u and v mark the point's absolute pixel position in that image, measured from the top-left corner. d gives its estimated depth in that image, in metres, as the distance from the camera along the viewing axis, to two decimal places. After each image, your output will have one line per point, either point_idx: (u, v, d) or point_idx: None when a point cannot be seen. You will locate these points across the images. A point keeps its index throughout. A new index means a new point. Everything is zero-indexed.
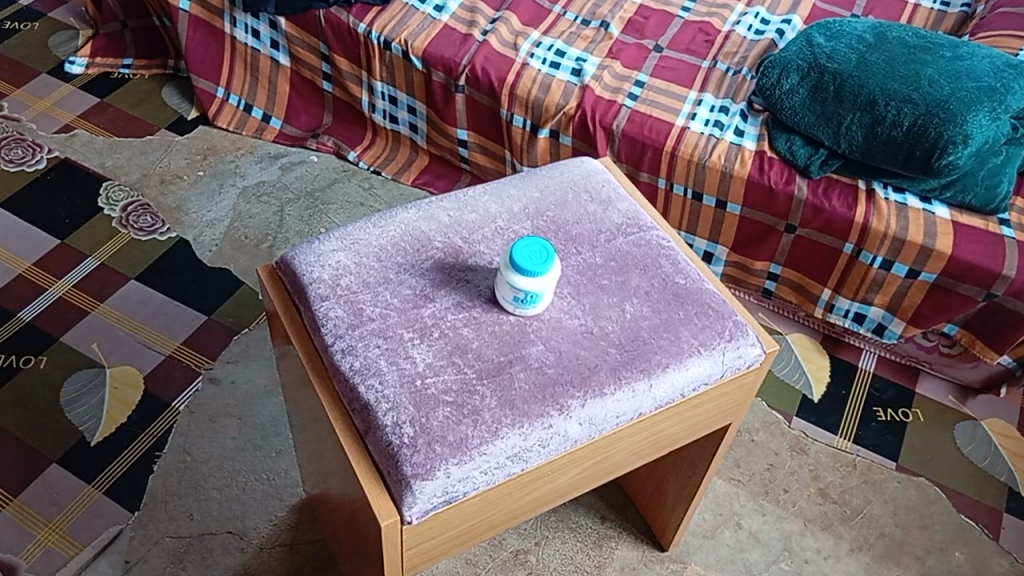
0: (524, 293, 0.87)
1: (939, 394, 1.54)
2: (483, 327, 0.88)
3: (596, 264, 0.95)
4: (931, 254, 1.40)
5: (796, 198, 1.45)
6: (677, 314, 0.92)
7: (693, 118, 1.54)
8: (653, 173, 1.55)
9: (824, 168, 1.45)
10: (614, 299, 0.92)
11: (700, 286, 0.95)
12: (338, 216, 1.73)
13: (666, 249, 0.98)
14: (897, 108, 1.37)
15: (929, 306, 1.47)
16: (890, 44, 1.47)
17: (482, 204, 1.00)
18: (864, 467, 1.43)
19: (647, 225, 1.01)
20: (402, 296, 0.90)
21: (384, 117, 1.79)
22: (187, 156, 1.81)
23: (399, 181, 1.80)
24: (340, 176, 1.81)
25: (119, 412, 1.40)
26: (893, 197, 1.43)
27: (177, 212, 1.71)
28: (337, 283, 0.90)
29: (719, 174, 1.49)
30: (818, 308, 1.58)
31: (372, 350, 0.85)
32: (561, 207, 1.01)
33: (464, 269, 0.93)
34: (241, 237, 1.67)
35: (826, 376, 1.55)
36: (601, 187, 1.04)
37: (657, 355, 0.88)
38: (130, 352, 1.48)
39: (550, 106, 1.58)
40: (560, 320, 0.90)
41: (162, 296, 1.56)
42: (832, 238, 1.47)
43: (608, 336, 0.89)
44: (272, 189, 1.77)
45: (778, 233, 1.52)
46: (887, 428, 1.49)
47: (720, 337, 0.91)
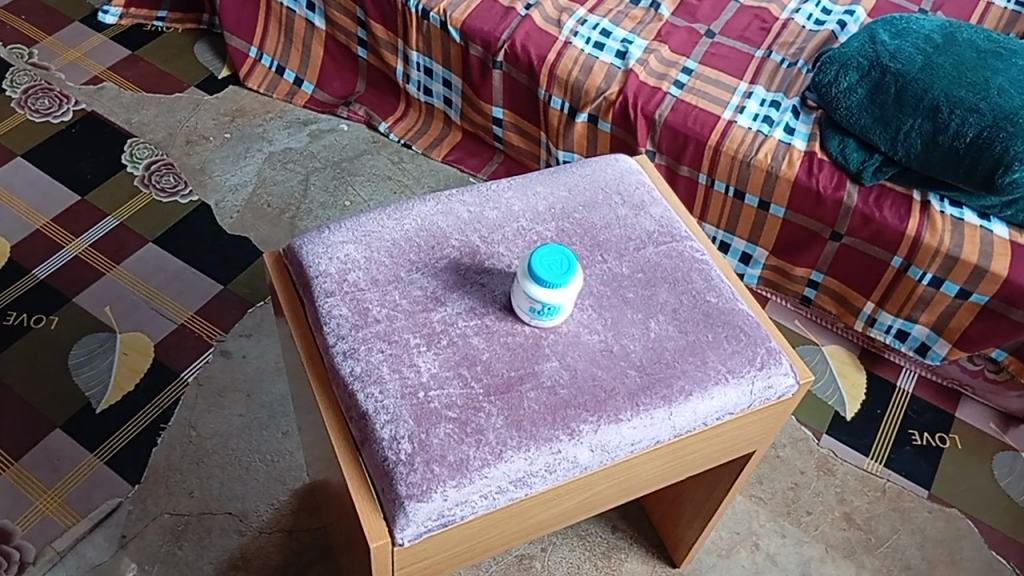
0: (542, 304, 0.81)
1: (978, 421, 1.45)
2: (494, 339, 0.82)
3: (622, 275, 0.89)
4: (985, 275, 1.31)
5: (845, 205, 1.37)
6: (706, 336, 0.85)
7: (741, 111, 1.46)
8: (694, 167, 1.48)
9: (877, 175, 1.36)
10: (639, 316, 0.86)
11: (733, 306, 0.88)
12: (364, 189, 1.67)
13: (700, 262, 0.91)
14: (961, 117, 1.28)
15: (978, 330, 1.38)
16: (959, 46, 1.37)
17: (505, 200, 0.94)
18: (894, 493, 1.36)
19: (681, 234, 0.94)
20: (411, 297, 0.84)
21: (419, 88, 1.73)
22: (214, 116, 1.76)
23: (429, 156, 1.74)
24: (369, 147, 1.75)
25: (127, 380, 1.37)
26: (948, 211, 1.34)
27: (201, 174, 1.66)
28: (344, 279, 0.85)
29: (764, 173, 1.41)
30: (859, 322, 1.50)
31: (374, 356, 0.80)
32: (589, 209, 0.94)
33: (481, 272, 0.87)
34: (263, 205, 1.63)
35: (861, 395, 1.47)
36: (634, 189, 0.97)
37: (680, 381, 0.82)
38: (142, 318, 1.44)
39: (591, 89, 1.50)
40: (579, 334, 0.84)
41: (179, 262, 1.53)
42: (879, 250, 1.39)
43: (629, 356, 0.83)
44: (299, 156, 1.71)
45: (822, 240, 1.44)
46: (921, 453, 1.41)
47: (750, 365, 0.84)
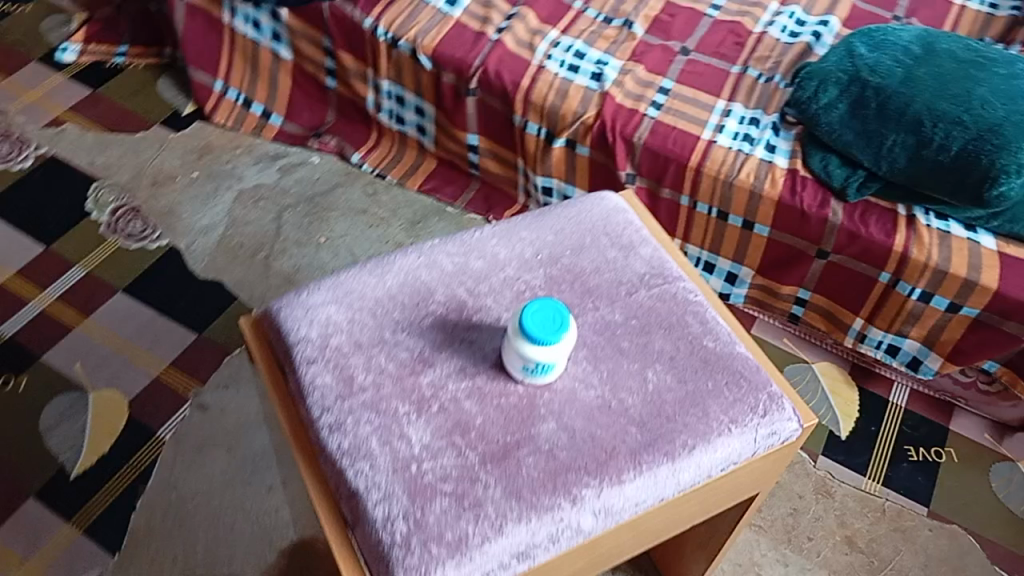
0: (535, 363, 0.77)
1: (973, 432, 1.43)
2: (488, 401, 0.79)
3: (615, 322, 0.86)
4: (974, 288, 1.29)
5: (831, 223, 1.35)
6: (705, 385, 0.82)
7: (721, 130, 1.43)
8: (675, 189, 1.45)
9: (862, 190, 1.34)
10: (635, 366, 0.83)
11: (731, 350, 0.85)
12: (339, 224, 1.63)
13: (694, 304, 0.88)
14: (945, 130, 1.26)
15: (970, 342, 1.36)
16: (939, 57, 1.35)
17: (490, 248, 0.90)
18: (894, 512, 1.34)
19: (673, 275, 0.90)
20: (398, 361, 0.81)
21: (390, 117, 1.68)
22: (181, 154, 1.71)
23: (403, 187, 1.70)
24: (342, 180, 1.71)
25: (102, 441, 1.32)
26: (935, 223, 1.32)
27: (169, 217, 1.61)
28: (326, 345, 0.81)
29: (747, 193, 1.39)
30: (849, 338, 1.48)
31: (362, 428, 0.77)
32: (578, 252, 0.91)
33: (469, 328, 0.83)
34: (235, 246, 1.58)
35: (855, 412, 1.45)
36: (622, 229, 0.94)
37: (682, 435, 0.79)
38: (115, 373, 1.40)
39: (567, 114, 1.46)
40: (575, 391, 0.80)
41: (151, 311, 1.48)
42: (868, 267, 1.37)
43: (628, 411, 0.80)
44: (270, 193, 1.67)
45: (809, 258, 1.41)
46: (919, 469, 1.39)
47: (753, 413, 0.81)
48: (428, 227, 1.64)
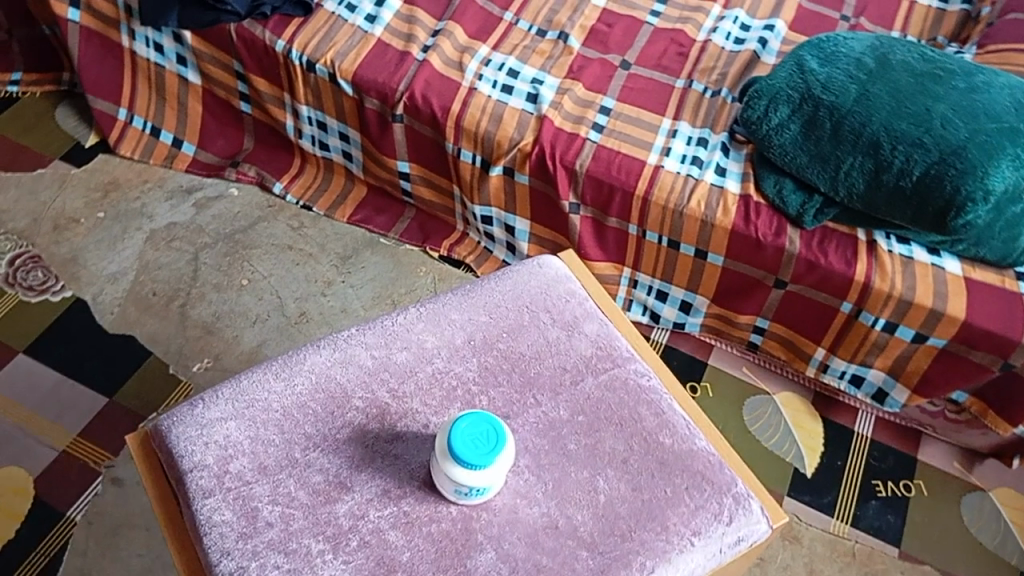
0: (469, 487, 0.68)
1: (942, 461, 1.37)
2: (416, 531, 0.69)
3: (560, 420, 0.76)
4: (941, 318, 1.22)
5: (788, 252, 1.26)
6: (662, 492, 0.73)
7: (668, 153, 1.33)
8: (623, 218, 1.35)
9: (819, 217, 1.26)
10: (584, 473, 0.73)
11: (690, 447, 0.76)
12: (262, 263, 1.50)
13: (648, 392, 0.79)
14: (905, 153, 1.18)
15: (937, 372, 1.29)
16: (894, 71, 1.26)
17: (415, 337, 0.81)
18: (865, 555, 1.27)
19: (623, 356, 0.81)
20: (310, 486, 0.71)
21: (313, 143, 1.55)
22: (84, 193, 1.56)
23: (332, 218, 1.57)
24: (265, 212, 1.57)
25: (5, 527, 1.19)
26: (896, 248, 1.25)
27: (73, 265, 1.47)
28: (225, 472, 0.72)
29: (698, 223, 1.29)
30: (810, 367, 1.40)
31: (269, 575, 0.67)
32: (515, 335, 0.81)
33: (391, 439, 0.74)
34: (148, 295, 1.44)
35: (819, 446, 1.37)
36: (564, 303, 0.84)
37: (639, 556, 0.69)
38: (17, 449, 1.26)
39: (503, 141, 1.35)
40: (516, 509, 0.71)
41: (55, 374, 1.34)
42: (828, 297, 1.29)
43: (577, 531, 0.70)
44: (184, 232, 1.53)
45: (767, 287, 1.33)
46: (888, 506, 1.32)
47: (716, 521, 0.72)
48: (359, 261, 1.52)
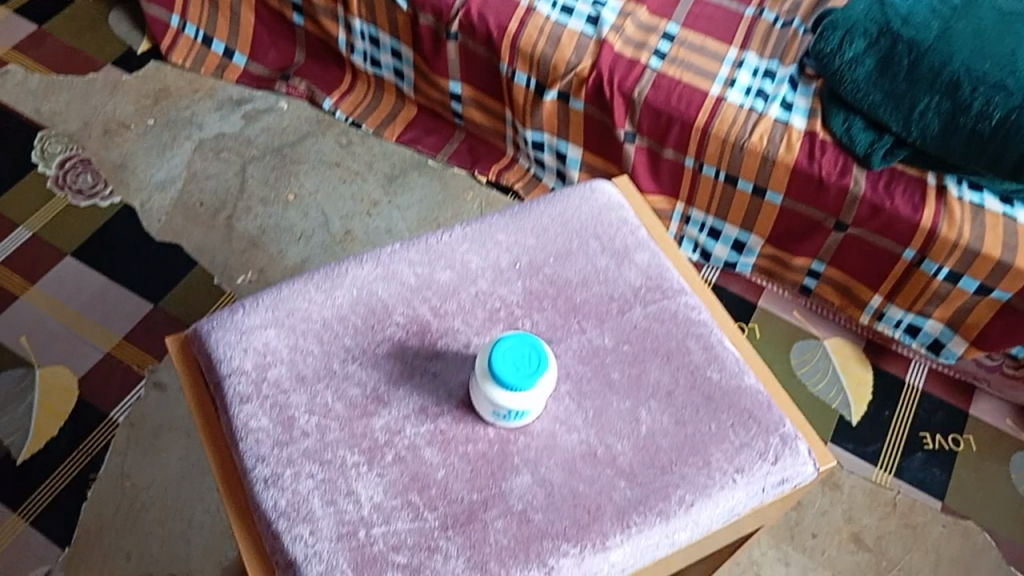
0: (507, 410, 0.67)
1: (994, 418, 1.32)
2: (452, 450, 0.68)
3: (604, 348, 0.74)
4: (1007, 271, 1.17)
5: (851, 193, 1.21)
6: (707, 427, 0.71)
7: (732, 84, 1.27)
8: (679, 150, 1.30)
9: (887, 158, 1.20)
10: (626, 403, 0.71)
11: (738, 384, 0.73)
12: (308, 178, 1.49)
13: (698, 325, 0.76)
14: (987, 95, 1.12)
15: (998, 327, 1.24)
16: (979, 9, 1.20)
17: (460, 256, 0.79)
18: (906, 507, 1.24)
19: (673, 288, 0.78)
20: (347, 398, 0.70)
21: (365, 59, 1.52)
22: (135, 100, 1.55)
23: (381, 137, 1.54)
24: (313, 128, 1.55)
25: (50, 424, 1.21)
26: (967, 195, 1.18)
27: (122, 171, 1.47)
28: (262, 379, 0.71)
29: (759, 158, 1.24)
30: (864, 315, 1.35)
31: (303, 483, 0.66)
32: (562, 260, 0.79)
33: (430, 357, 0.73)
34: (194, 205, 1.44)
35: (867, 395, 1.33)
36: (615, 230, 0.81)
37: (679, 490, 0.68)
38: (63, 349, 1.28)
39: (560, 64, 1.30)
40: (554, 435, 0.69)
41: (101, 278, 1.35)
42: (890, 243, 1.24)
43: (616, 461, 0.68)
44: (233, 144, 1.52)
45: (825, 230, 1.28)
46: (934, 460, 1.28)
47: (761, 459, 0.70)
48: (407, 182, 1.49)
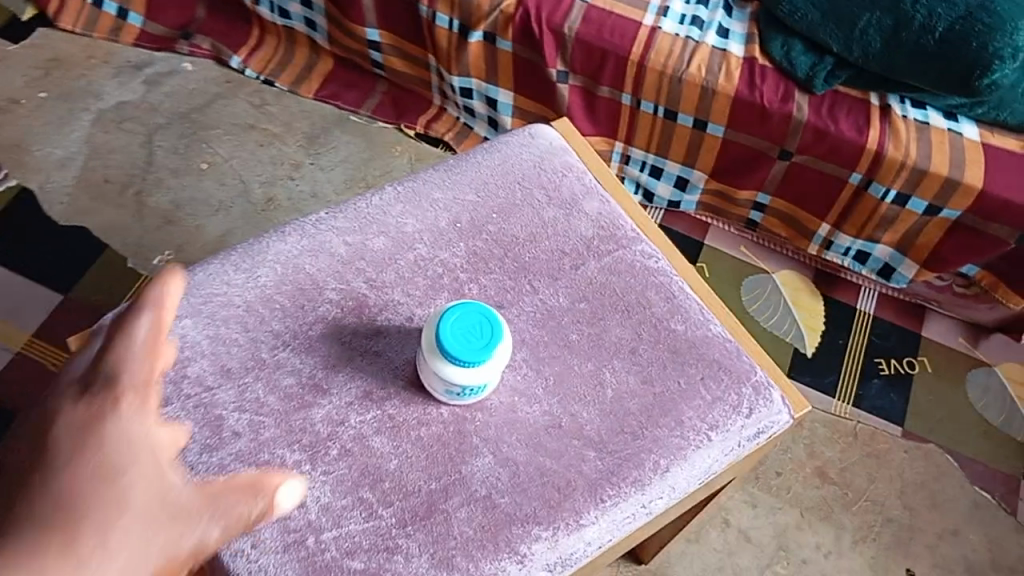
0: (461, 388, 0.64)
1: (947, 338, 1.31)
2: (403, 437, 0.64)
3: (560, 309, 0.70)
4: (957, 188, 1.14)
5: (796, 119, 1.17)
6: (676, 384, 0.67)
7: (666, 14, 1.21)
8: (615, 87, 1.24)
9: (830, 80, 1.16)
10: (589, 365, 0.68)
11: (705, 334, 0.70)
12: (223, 144, 1.38)
13: (655, 274, 0.72)
14: (929, 7, 1.09)
15: (949, 247, 1.22)
16: None
17: (393, 220, 0.73)
18: (867, 436, 1.22)
19: (628, 236, 0.74)
20: (282, 390, 0.65)
21: (272, 10, 1.41)
22: (23, 71, 1.41)
23: (296, 94, 1.43)
24: (223, 88, 1.43)
25: None
26: (912, 113, 1.15)
27: (16, 151, 1.34)
28: (181, 375, 0.65)
29: (699, 89, 1.19)
30: (813, 245, 1.32)
31: None
32: (506, 216, 0.74)
33: (370, 335, 0.68)
34: (100, 182, 1.33)
35: (819, 325, 1.30)
36: (560, 178, 0.77)
37: (653, 455, 0.64)
38: None
39: (483, 2, 1.22)
40: (515, 408, 0.66)
41: (4, 271, 1.24)
42: (837, 168, 1.20)
43: (584, 430, 0.65)
44: (136, 112, 1.40)
45: (770, 160, 1.23)
46: (891, 385, 1.26)
47: (735, 413, 0.67)
48: (329, 141, 1.39)
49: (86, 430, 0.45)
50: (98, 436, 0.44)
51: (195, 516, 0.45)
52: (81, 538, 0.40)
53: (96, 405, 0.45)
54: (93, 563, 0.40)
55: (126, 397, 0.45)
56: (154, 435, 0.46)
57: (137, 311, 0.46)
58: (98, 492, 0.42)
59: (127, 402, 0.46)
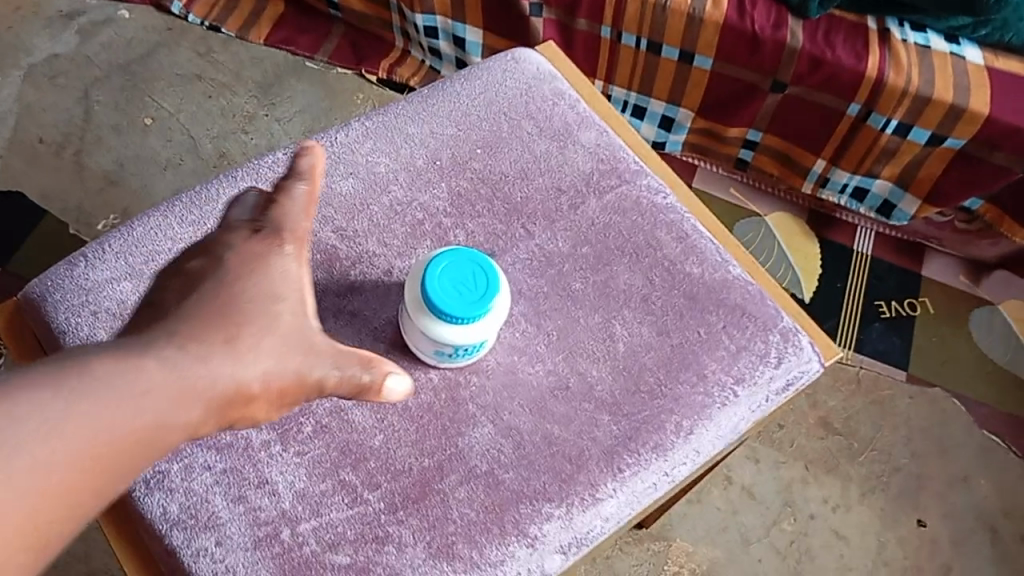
0: (454, 348, 0.60)
1: (947, 276, 1.24)
2: (389, 409, 0.60)
3: (560, 253, 0.66)
4: (962, 115, 1.07)
5: (789, 47, 1.08)
6: (695, 334, 0.63)
7: None
8: (594, 19, 1.15)
9: (825, 3, 1.08)
10: (597, 318, 0.64)
11: (724, 277, 0.66)
12: (167, 98, 1.27)
13: (662, 212, 0.67)
14: None
15: (953, 179, 1.15)
16: None
17: (365, 159, 0.68)
18: (870, 383, 1.16)
19: (631, 170, 0.69)
20: None
21: None
22: None
23: (245, 41, 1.31)
24: (164, 37, 1.31)
25: None
26: (912, 37, 1.08)
27: None
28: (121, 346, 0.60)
29: (684, 17, 1.10)
30: (807, 183, 1.24)
31: (200, 480, 0.57)
32: (493, 151, 0.69)
33: (345, 291, 0.63)
34: (34, 144, 1.21)
35: (816, 269, 1.22)
36: (551, 107, 0.71)
37: (673, 417, 0.61)
38: None
39: None
40: (514, 368, 0.62)
41: None
42: (833, 98, 1.12)
43: (593, 392, 0.61)
44: (70, 66, 1.27)
45: (762, 93, 1.15)
46: (892, 328, 1.20)
47: (761, 363, 0.63)
48: (285, 90, 1.28)
49: (253, 264, 0.57)
50: (265, 270, 0.57)
51: (320, 353, 0.56)
52: (249, 330, 0.54)
53: (264, 246, 0.58)
54: (249, 357, 0.54)
55: (289, 245, 0.58)
56: (302, 277, 0.59)
57: (293, 179, 0.60)
58: (259, 311, 0.55)
59: (290, 248, 0.59)
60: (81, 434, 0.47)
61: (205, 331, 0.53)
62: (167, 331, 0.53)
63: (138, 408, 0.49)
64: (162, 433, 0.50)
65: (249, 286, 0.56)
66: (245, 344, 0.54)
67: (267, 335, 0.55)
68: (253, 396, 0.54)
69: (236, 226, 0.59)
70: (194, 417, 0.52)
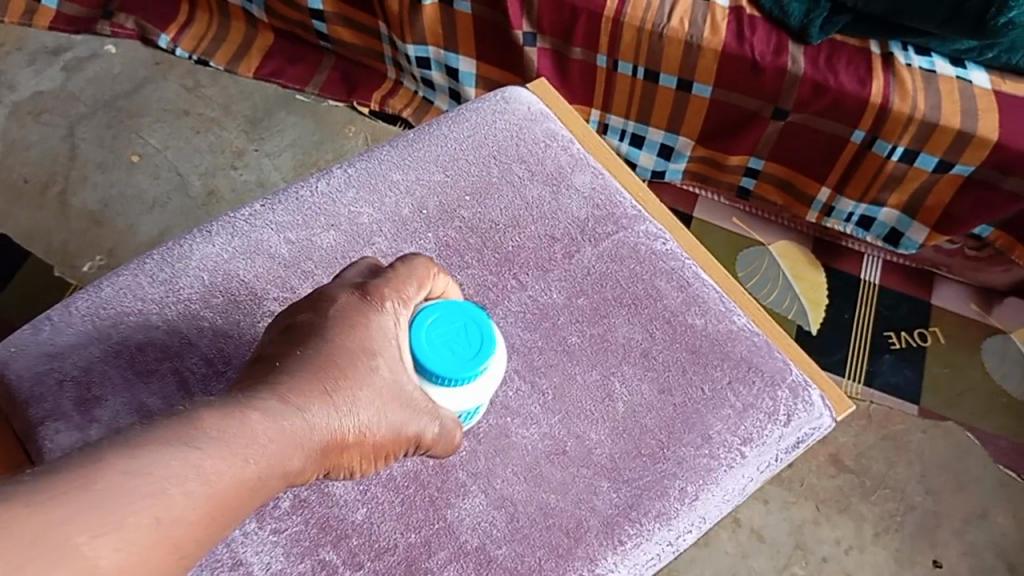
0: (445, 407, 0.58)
1: (958, 304, 1.21)
2: (371, 479, 0.57)
3: (556, 306, 0.63)
4: (970, 141, 1.04)
5: (791, 74, 1.05)
6: (700, 392, 0.61)
7: None
8: (589, 47, 1.12)
9: (827, 28, 1.05)
10: (594, 375, 0.61)
11: (729, 328, 0.64)
12: (155, 133, 1.24)
13: (662, 261, 0.66)
14: None
15: (963, 205, 1.12)
16: None
17: (347, 209, 0.66)
18: (881, 417, 1.12)
19: (627, 216, 0.68)
20: None
21: None
22: None
23: (234, 74, 1.29)
24: (152, 72, 1.29)
25: None
26: (917, 61, 1.05)
27: None
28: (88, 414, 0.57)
29: (681, 45, 1.07)
30: (812, 212, 1.21)
31: None
32: (482, 198, 0.67)
33: None
34: (19, 183, 1.18)
35: (823, 299, 1.19)
36: (543, 150, 0.70)
37: (677, 482, 0.58)
38: None
39: None
40: (507, 429, 0.59)
41: None
42: (837, 125, 1.09)
43: (592, 456, 0.58)
44: (55, 102, 1.25)
45: (763, 120, 1.12)
46: (903, 359, 1.16)
47: (771, 422, 0.61)
48: (274, 123, 1.26)
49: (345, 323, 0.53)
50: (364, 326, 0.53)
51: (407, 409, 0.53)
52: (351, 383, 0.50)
53: (362, 305, 0.54)
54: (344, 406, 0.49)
55: (389, 303, 0.55)
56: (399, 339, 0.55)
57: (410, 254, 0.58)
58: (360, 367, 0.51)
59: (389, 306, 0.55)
60: (194, 486, 0.42)
61: (310, 385, 0.49)
62: (269, 384, 0.48)
63: (243, 458, 0.44)
64: (269, 481, 0.46)
65: (347, 338, 0.52)
66: (342, 395, 0.50)
67: (370, 390, 0.51)
68: (350, 451, 0.50)
69: (345, 286, 0.56)
70: (299, 469, 0.47)
